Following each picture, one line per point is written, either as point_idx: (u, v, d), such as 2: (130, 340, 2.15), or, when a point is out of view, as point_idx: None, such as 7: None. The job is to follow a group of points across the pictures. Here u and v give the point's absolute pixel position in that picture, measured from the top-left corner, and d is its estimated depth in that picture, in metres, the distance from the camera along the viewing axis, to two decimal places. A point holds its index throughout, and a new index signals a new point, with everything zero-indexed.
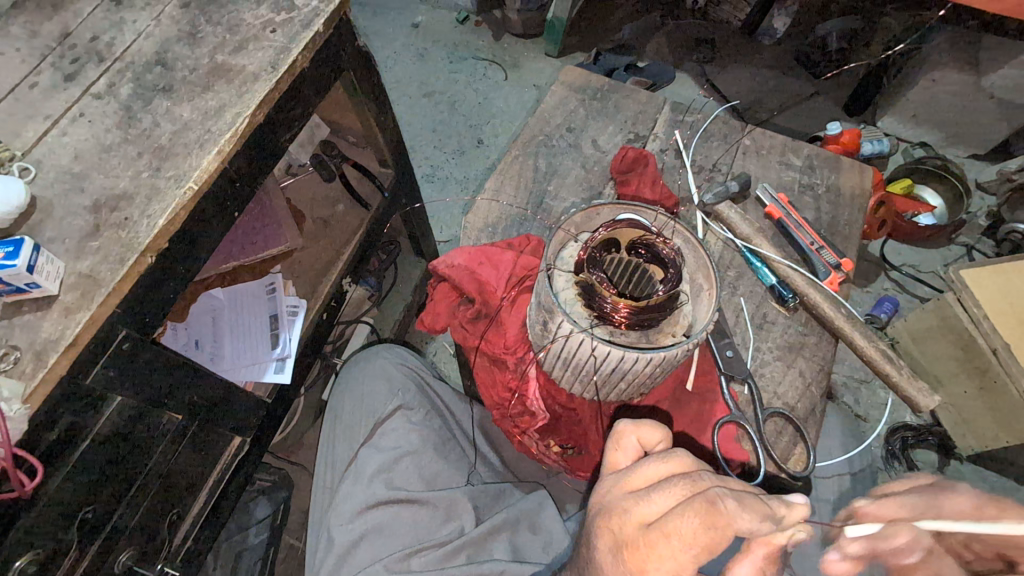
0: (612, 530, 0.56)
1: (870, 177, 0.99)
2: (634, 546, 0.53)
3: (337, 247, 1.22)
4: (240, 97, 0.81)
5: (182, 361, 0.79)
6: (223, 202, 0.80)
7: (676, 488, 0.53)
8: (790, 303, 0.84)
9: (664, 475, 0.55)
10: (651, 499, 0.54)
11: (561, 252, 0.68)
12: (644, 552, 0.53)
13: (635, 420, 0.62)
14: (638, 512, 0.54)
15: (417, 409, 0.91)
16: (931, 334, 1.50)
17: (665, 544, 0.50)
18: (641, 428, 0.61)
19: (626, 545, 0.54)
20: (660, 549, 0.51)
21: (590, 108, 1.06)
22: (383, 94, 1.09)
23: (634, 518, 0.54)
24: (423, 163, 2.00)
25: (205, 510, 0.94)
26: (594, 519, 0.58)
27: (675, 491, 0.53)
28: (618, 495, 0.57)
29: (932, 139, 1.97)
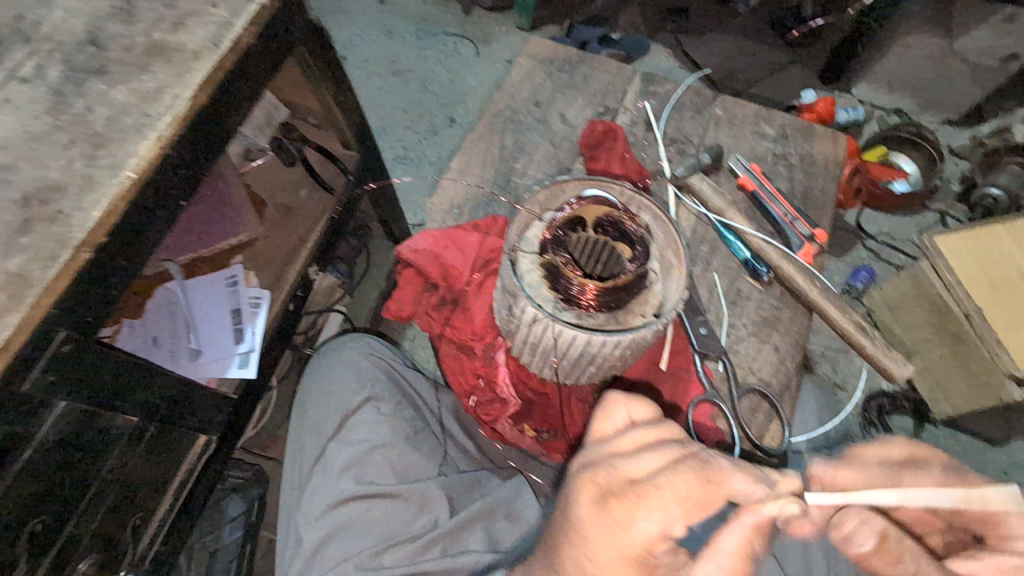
0: (594, 484, 0.50)
1: (844, 145, 0.97)
2: (621, 496, 0.48)
3: (300, 235, 1.17)
4: (180, 77, 0.75)
5: (133, 360, 0.75)
6: (168, 192, 0.75)
7: (669, 449, 0.51)
8: (764, 277, 0.82)
9: (654, 440, 0.53)
10: (642, 459, 0.50)
11: (525, 233, 0.65)
12: (630, 501, 0.47)
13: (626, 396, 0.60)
14: (625, 470, 0.50)
15: (387, 399, 0.89)
16: (905, 301, 1.51)
17: (656, 491, 0.47)
18: (632, 404, 0.59)
19: (611, 496, 0.49)
20: (650, 500, 0.47)
21: (557, 81, 1.02)
22: (341, 71, 1.03)
23: (620, 474, 0.50)
24: (393, 144, 1.94)
25: (171, 511, 0.91)
26: (573, 476, 0.52)
27: (668, 452, 0.51)
28: (603, 454, 0.53)
29: (906, 105, 1.96)
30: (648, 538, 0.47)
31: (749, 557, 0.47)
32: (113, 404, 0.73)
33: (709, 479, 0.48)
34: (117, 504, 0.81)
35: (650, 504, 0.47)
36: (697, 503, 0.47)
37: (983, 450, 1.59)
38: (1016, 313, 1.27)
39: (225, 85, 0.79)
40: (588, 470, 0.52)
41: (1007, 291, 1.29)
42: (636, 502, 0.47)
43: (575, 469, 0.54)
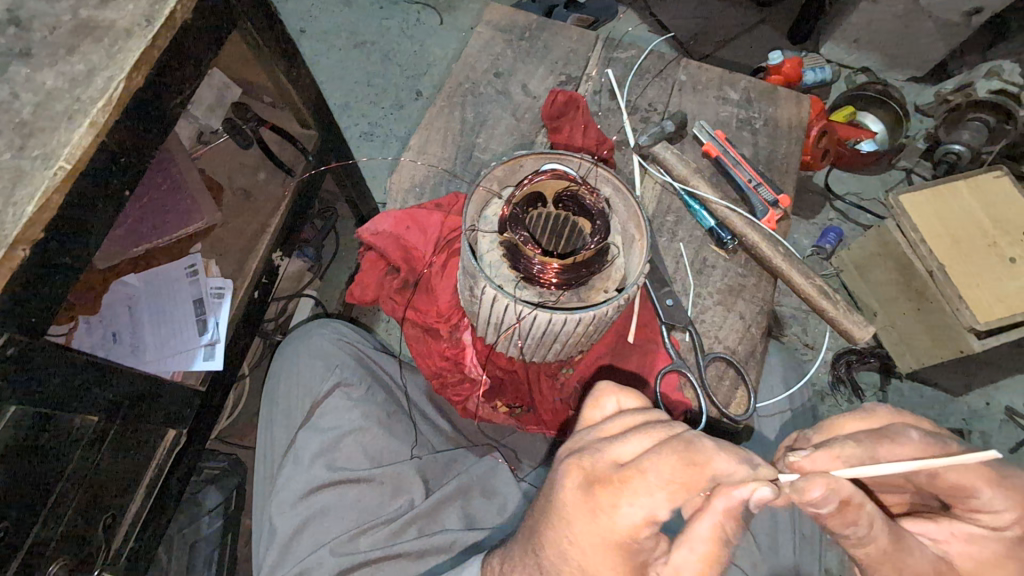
0: (581, 468, 0.53)
1: (808, 107, 0.96)
2: (607, 481, 0.51)
3: (261, 220, 1.12)
4: (112, 58, 0.70)
5: (87, 359, 0.72)
6: (109, 182, 0.71)
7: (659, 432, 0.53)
8: (728, 245, 0.83)
9: (642, 424, 0.55)
10: (631, 442, 0.53)
11: (484, 211, 0.64)
12: (617, 487, 0.51)
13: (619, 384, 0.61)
14: (614, 454, 0.53)
15: (357, 384, 0.89)
16: (872, 260, 1.54)
17: (641, 476, 0.50)
18: (622, 392, 0.60)
19: (599, 482, 0.52)
20: (635, 483, 0.50)
21: (518, 50, 0.99)
22: (291, 46, 0.98)
23: (607, 458, 0.53)
24: (358, 121, 1.88)
25: (144, 507, 0.90)
26: (563, 459, 0.56)
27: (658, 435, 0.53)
28: (593, 439, 0.56)
29: (873, 63, 1.96)
30: (634, 523, 0.50)
31: (721, 539, 0.49)
32: (71, 405, 0.71)
33: (698, 460, 0.49)
34: (86, 505, 0.79)
35: (635, 489, 0.49)
36: (681, 484, 0.49)
37: (946, 400, 1.64)
38: (975, 266, 1.31)
39: (163, 64, 0.73)
40: (578, 455, 0.55)
41: (966, 244, 1.33)
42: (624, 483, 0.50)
43: (565, 453, 0.57)
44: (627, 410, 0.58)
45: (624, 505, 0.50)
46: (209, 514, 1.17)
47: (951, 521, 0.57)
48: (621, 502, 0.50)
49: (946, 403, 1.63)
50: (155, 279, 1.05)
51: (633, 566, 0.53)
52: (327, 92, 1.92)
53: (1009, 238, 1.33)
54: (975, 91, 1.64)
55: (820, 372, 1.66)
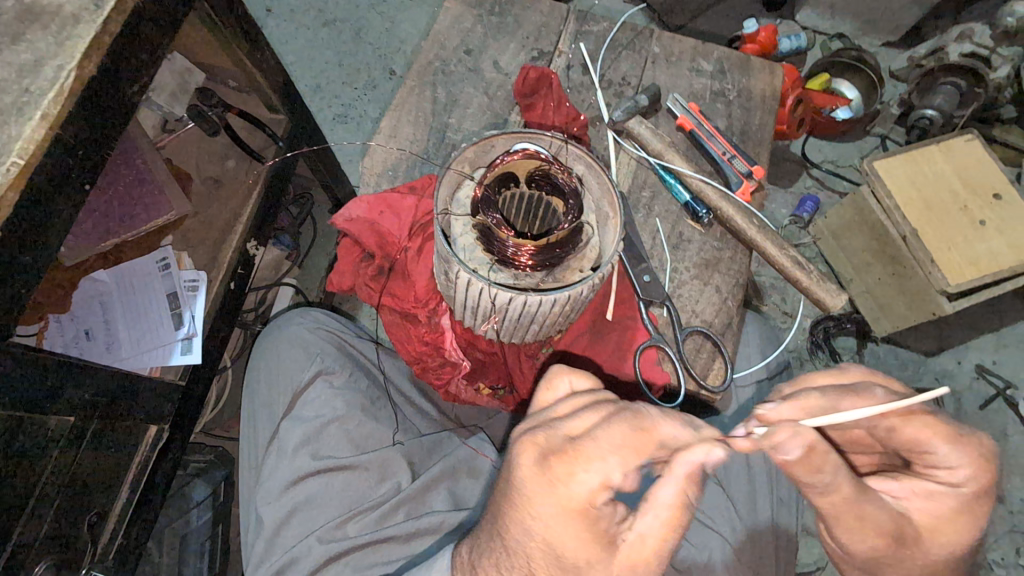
0: (536, 445, 0.55)
1: (781, 76, 0.96)
2: (563, 451, 0.53)
3: (232, 210, 1.10)
4: (61, 46, 0.67)
5: (59, 359, 0.71)
6: (68, 176, 0.68)
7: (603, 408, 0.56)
8: (704, 218, 0.83)
9: (590, 401, 0.57)
10: (578, 419, 0.55)
11: (457, 193, 0.63)
12: (572, 456, 0.53)
13: (573, 370, 0.63)
14: (566, 428, 0.55)
15: (338, 372, 0.89)
16: (847, 228, 1.57)
17: (592, 446, 0.52)
18: (575, 374, 0.61)
19: (555, 453, 0.54)
20: (588, 449, 0.52)
21: (488, 25, 0.96)
22: (253, 27, 0.94)
23: (561, 431, 0.55)
24: (330, 103, 1.83)
25: (130, 503, 0.90)
26: (516, 441, 0.57)
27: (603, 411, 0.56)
28: (547, 418, 0.58)
29: (848, 28, 1.95)
30: (589, 490, 0.52)
31: (684, 504, 0.53)
32: (44, 406, 0.69)
33: (643, 430, 0.53)
34: (68, 505, 0.79)
35: (589, 454, 0.52)
36: (631, 451, 0.52)
37: (920, 361, 1.69)
38: (947, 229, 1.33)
39: (117, 51, 0.70)
40: (532, 432, 0.56)
41: (939, 207, 1.35)
42: (572, 456, 0.53)
43: (522, 430, 0.58)
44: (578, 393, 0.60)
45: (581, 472, 0.52)
46: (198, 506, 1.17)
47: (911, 478, 0.58)
48: (578, 469, 0.52)
49: (919, 363, 1.68)
50: (126, 274, 1.02)
51: (598, 536, 0.54)
52: (297, 74, 1.86)
53: (979, 200, 1.36)
54: (948, 54, 1.65)
55: (799, 339, 1.70)
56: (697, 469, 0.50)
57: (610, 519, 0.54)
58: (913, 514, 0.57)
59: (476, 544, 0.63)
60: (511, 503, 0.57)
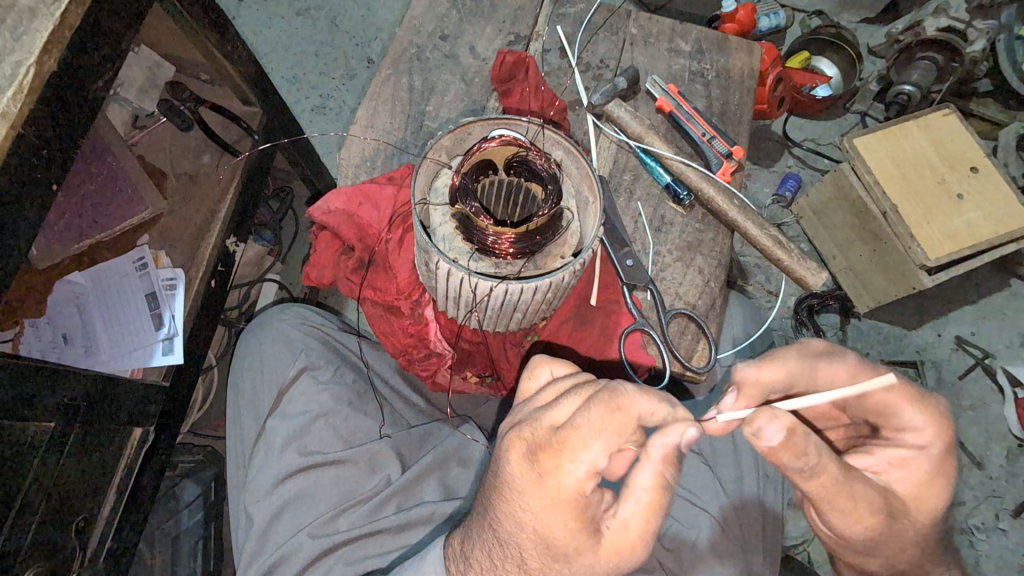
0: (522, 440, 0.56)
1: (759, 55, 0.95)
2: (546, 445, 0.54)
3: (209, 207, 1.08)
4: (17, 41, 0.65)
5: (36, 364, 0.69)
6: (32, 175, 0.66)
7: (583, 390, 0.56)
8: (685, 201, 0.83)
9: (573, 387, 0.58)
10: (561, 408, 0.55)
11: (435, 183, 0.62)
12: (556, 450, 0.54)
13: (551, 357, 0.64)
14: (550, 419, 0.56)
15: (324, 367, 0.89)
16: (828, 205, 1.58)
17: (574, 438, 0.53)
18: (554, 362, 0.63)
19: (541, 448, 0.55)
20: (572, 441, 0.53)
21: (463, 9, 0.95)
22: (221, 17, 0.92)
23: (545, 423, 0.56)
24: (308, 94, 1.80)
25: (118, 506, 0.89)
26: (505, 436, 0.58)
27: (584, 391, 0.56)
28: (532, 412, 0.59)
29: (827, 5, 1.95)
30: (578, 481, 0.54)
31: (663, 486, 0.57)
32: (21, 412, 0.68)
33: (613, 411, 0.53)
34: (54, 511, 0.78)
35: (572, 446, 0.53)
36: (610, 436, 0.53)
37: (901, 335, 1.72)
38: (925, 204, 1.35)
39: (78, 44, 0.68)
40: (519, 427, 0.57)
41: (917, 182, 1.37)
42: (554, 449, 0.54)
43: (508, 429, 0.59)
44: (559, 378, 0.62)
45: (568, 466, 0.53)
46: (189, 507, 1.16)
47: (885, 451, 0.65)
48: (563, 463, 0.53)
49: (900, 337, 1.71)
50: (102, 275, 1.00)
51: (585, 522, 0.57)
52: (273, 65, 1.82)
53: (956, 173, 1.37)
54: (925, 29, 1.68)
55: (784, 318, 1.72)
56: (671, 449, 0.55)
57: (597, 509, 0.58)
58: (894, 485, 0.64)
59: (467, 532, 0.65)
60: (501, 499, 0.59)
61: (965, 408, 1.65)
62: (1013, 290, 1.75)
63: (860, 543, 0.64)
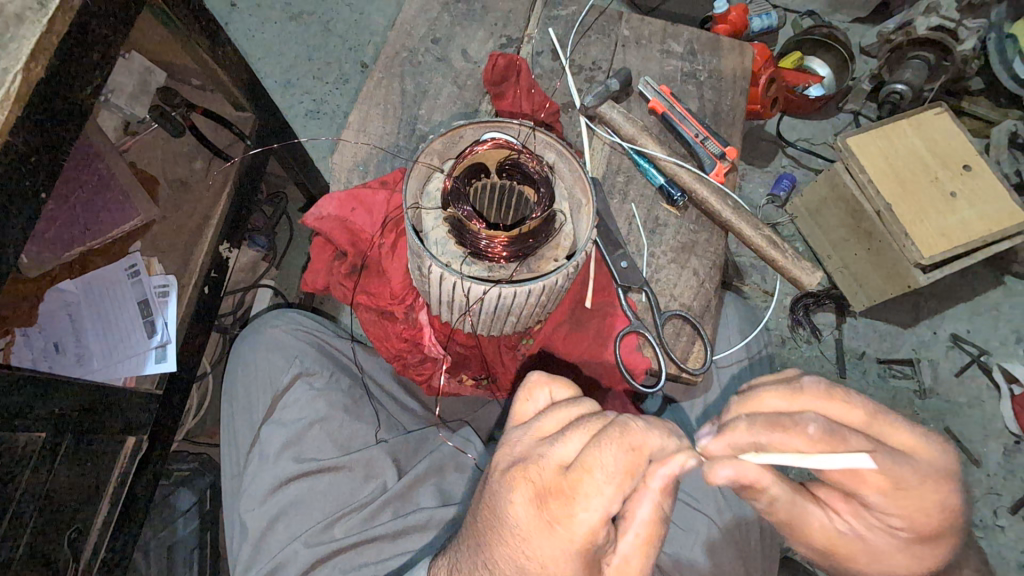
0: (526, 479, 0.55)
1: (751, 56, 0.95)
2: (558, 489, 0.53)
3: (201, 212, 1.07)
4: (4, 48, 0.64)
5: (27, 375, 0.69)
6: (20, 184, 0.65)
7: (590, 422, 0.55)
8: (679, 202, 0.83)
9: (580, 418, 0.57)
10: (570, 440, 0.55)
11: (426, 187, 0.62)
12: (568, 495, 0.53)
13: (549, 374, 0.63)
14: (553, 454, 0.55)
15: (319, 372, 0.88)
16: (825, 204, 1.58)
17: (586, 479, 0.52)
18: (554, 383, 0.62)
19: (549, 491, 0.54)
20: (584, 486, 0.52)
21: (455, 13, 0.94)
22: (211, 22, 0.91)
23: (553, 462, 0.55)
24: (302, 98, 1.79)
25: (112, 516, 0.88)
26: (507, 475, 0.57)
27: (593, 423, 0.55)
28: (530, 443, 0.58)
29: (819, 5, 1.96)
30: (590, 526, 0.53)
31: (659, 520, 0.55)
32: (12, 423, 0.67)
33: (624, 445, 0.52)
34: (46, 522, 0.77)
35: (586, 491, 0.52)
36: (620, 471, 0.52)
37: (897, 333, 1.72)
38: (919, 203, 1.35)
39: (66, 51, 0.67)
40: (522, 469, 0.56)
41: (911, 181, 1.37)
42: (563, 486, 0.53)
43: (506, 465, 0.58)
44: (557, 402, 0.60)
45: (580, 510, 0.53)
46: (184, 515, 1.15)
47: (857, 502, 0.60)
48: (577, 508, 0.53)
49: (896, 335, 1.72)
50: (94, 283, 0.99)
51: (591, 561, 0.56)
52: (266, 69, 1.82)
53: (949, 172, 1.38)
54: (915, 28, 1.67)
55: (780, 317, 1.72)
56: (669, 481, 0.53)
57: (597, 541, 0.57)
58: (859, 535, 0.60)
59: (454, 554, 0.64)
60: (495, 533, 0.58)
61: (961, 406, 1.65)
62: (1007, 287, 1.76)
63: (809, 559, 0.66)
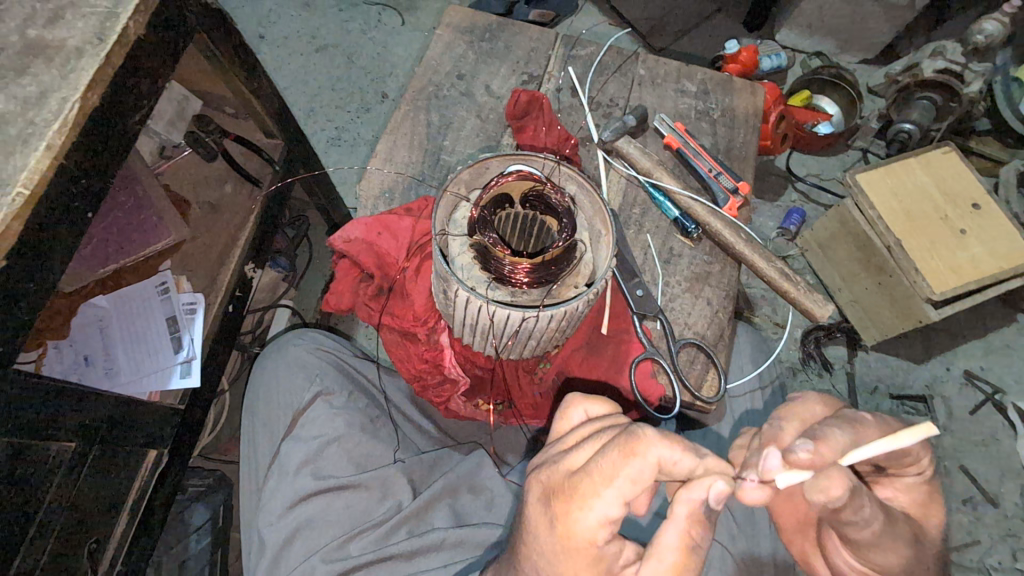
0: (541, 483, 0.59)
1: (762, 96, 0.99)
2: (562, 492, 0.56)
3: (230, 234, 1.11)
4: (65, 79, 0.69)
5: (61, 386, 0.72)
6: (70, 206, 0.69)
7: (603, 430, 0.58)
8: (693, 233, 0.85)
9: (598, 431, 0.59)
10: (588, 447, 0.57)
11: (453, 215, 0.65)
12: (570, 495, 0.55)
13: (585, 394, 0.65)
14: (570, 462, 0.58)
15: (338, 392, 0.91)
16: (835, 239, 1.60)
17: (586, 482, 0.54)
18: (589, 401, 0.64)
19: (555, 493, 0.57)
20: (584, 487, 0.54)
21: (479, 51, 1.00)
22: (250, 55, 0.97)
23: (565, 468, 0.58)
24: (325, 126, 1.86)
25: (130, 529, 0.89)
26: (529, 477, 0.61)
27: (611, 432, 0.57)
28: (556, 454, 0.61)
29: (827, 47, 2.03)
30: (590, 529, 0.55)
31: (690, 545, 0.55)
32: (44, 432, 0.70)
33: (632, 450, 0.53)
34: (68, 532, 0.79)
35: (583, 493, 0.54)
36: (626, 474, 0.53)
37: (909, 369, 1.72)
38: (929, 239, 1.37)
39: (119, 82, 0.72)
40: (539, 470, 0.60)
41: (921, 218, 1.39)
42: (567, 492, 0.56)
43: (533, 473, 0.62)
44: (593, 419, 0.62)
45: (578, 514, 0.55)
46: (197, 532, 1.16)
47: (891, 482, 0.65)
48: (575, 509, 0.55)
49: (909, 371, 1.71)
50: (125, 299, 1.03)
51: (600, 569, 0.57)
52: (292, 98, 1.89)
53: (958, 209, 1.40)
54: (922, 70, 1.72)
55: (791, 350, 1.72)
56: (699, 505, 0.54)
57: (614, 558, 0.58)
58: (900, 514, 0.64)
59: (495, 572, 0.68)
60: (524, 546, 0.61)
61: (976, 444, 1.63)
62: (1018, 325, 1.76)
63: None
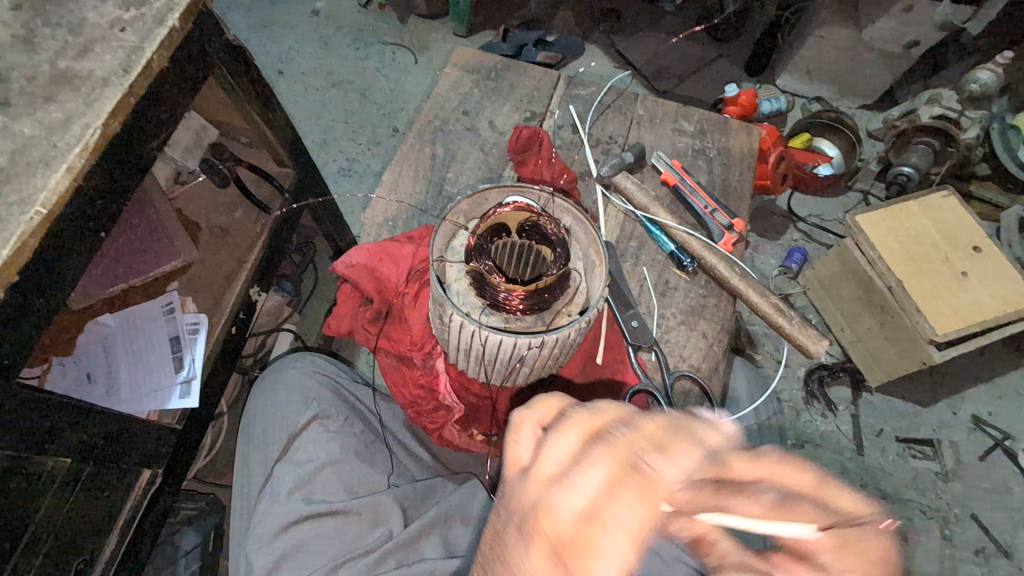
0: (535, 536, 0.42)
1: (758, 137, 1.03)
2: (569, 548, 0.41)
3: (237, 258, 1.13)
4: (90, 106, 0.73)
5: (64, 401, 0.73)
6: (85, 225, 0.72)
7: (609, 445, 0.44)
8: (688, 267, 0.87)
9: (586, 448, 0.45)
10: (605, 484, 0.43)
11: (452, 242, 0.67)
12: (582, 549, 0.41)
13: (530, 402, 0.50)
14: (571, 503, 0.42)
15: (335, 416, 0.93)
16: (835, 278, 1.61)
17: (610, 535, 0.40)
18: (539, 406, 0.50)
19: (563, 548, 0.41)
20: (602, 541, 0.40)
21: (484, 89, 1.04)
22: (267, 88, 1.02)
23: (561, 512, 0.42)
24: (336, 157, 1.92)
25: (119, 549, 0.89)
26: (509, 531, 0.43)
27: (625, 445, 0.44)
28: (537, 492, 0.44)
29: (826, 92, 2.10)
30: None
31: None
32: (44, 447, 0.71)
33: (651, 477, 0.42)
34: (58, 549, 0.79)
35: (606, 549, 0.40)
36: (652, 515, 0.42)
37: (915, 412, 1.69)
38: (930, 280, 1.38)
39: (139, 110, 0.76)
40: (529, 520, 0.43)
41: (921, 259, 1.40)
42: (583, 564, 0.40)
43: (507, 527, 0.44)
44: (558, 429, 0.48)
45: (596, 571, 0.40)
46: (186, 557, 1.14)
47: None
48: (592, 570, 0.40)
49: (915, 414, 1.69)
50: (130, 318, 1.04)
51: None
52: (306, 130, 1.96)
53: (958, 252, 1.41)
54: (919, 117, 1.75)
55: (794, 388, 1.70)
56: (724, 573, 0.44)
57: None
58: None
59: None
60: None
61: (986, 491, 1.59)
62: None
63: None
